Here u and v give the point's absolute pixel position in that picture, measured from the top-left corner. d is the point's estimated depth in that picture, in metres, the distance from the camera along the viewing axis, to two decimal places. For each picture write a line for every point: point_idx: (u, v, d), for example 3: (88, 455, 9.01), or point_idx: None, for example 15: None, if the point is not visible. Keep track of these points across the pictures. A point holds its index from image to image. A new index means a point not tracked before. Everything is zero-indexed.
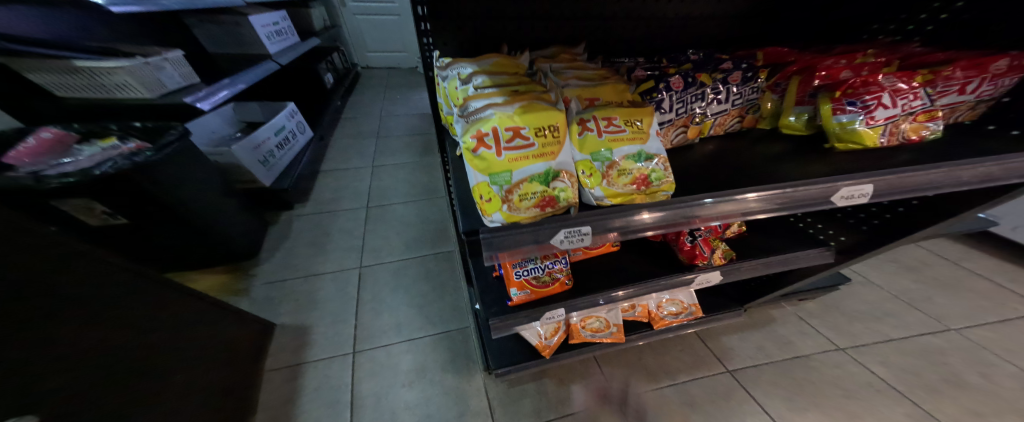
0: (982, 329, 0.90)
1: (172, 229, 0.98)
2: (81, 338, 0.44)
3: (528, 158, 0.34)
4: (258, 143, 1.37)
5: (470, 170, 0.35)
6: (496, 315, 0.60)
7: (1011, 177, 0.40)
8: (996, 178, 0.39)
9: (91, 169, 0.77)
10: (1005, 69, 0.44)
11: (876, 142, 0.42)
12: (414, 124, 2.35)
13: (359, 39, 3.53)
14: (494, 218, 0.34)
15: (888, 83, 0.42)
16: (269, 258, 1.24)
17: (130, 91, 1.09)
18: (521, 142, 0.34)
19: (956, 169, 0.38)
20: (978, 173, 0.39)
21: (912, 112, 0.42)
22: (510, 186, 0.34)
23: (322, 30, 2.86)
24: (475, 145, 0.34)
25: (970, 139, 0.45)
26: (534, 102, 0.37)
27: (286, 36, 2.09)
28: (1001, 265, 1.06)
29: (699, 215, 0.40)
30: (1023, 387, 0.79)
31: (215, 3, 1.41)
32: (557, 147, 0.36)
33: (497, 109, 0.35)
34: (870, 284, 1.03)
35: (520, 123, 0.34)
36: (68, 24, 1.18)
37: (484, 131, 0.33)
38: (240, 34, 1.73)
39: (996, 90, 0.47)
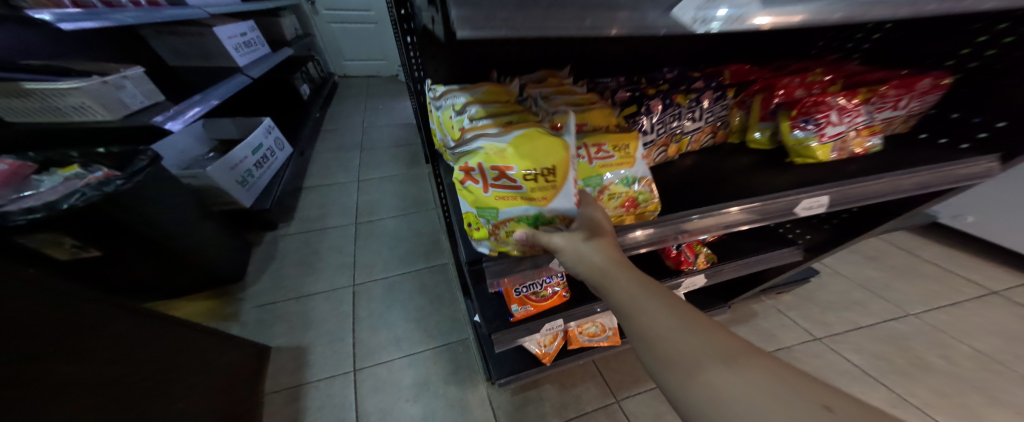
0: (937, 313, 0.99)
1: (148, 258, 0.93)
2: (70, 377, 0.42)
3: (515, 199, 0.33)
4: (235, 163, 1.33)
5: (460, 198, 0.37)
6: (498, 329, 0.63)
7: (945, 183, 0.45)
8: (933, 185, 0.44)
9: (58, 203, 0.73)
10: (930, 87, 0.50)
11: (826, 156, 0.48)
12: (398, 135, 2.33)
13: (334, 47, 3.46)
14: (483, 243, 0.39)
15: (838, 102, 0.47)
16: (256, 281, 1.20)
17: (88, 114, 1.02)
18: (508, 183, 0.33)
19: (896, 179, 0.43)
20: (918, 181, 0.44)
21: (856, 127, 0.47)
22: (498, 222, 0.35)
23: (295, 39, 2.79)
24: (462, 179, 0.34)
25: (910, 150, 0.52)
26: (532, 133, 0.34)
27: (257, 48, 2.03)
28: (949, 252, 1.18)
29: (687, 230, 0.43)
30: (978, 366, 0.87)
31: (177, 17, 1.36)
32: (552, 190, 0.33)
33: (489, 141, 0.34)
34: (837, 274, 1.11)
35: (509, 163, 0.32)
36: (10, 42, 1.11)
37: (466, 163, 0.35)
38: (204, 45, 1.67)
39: (924, 106, 0.53)
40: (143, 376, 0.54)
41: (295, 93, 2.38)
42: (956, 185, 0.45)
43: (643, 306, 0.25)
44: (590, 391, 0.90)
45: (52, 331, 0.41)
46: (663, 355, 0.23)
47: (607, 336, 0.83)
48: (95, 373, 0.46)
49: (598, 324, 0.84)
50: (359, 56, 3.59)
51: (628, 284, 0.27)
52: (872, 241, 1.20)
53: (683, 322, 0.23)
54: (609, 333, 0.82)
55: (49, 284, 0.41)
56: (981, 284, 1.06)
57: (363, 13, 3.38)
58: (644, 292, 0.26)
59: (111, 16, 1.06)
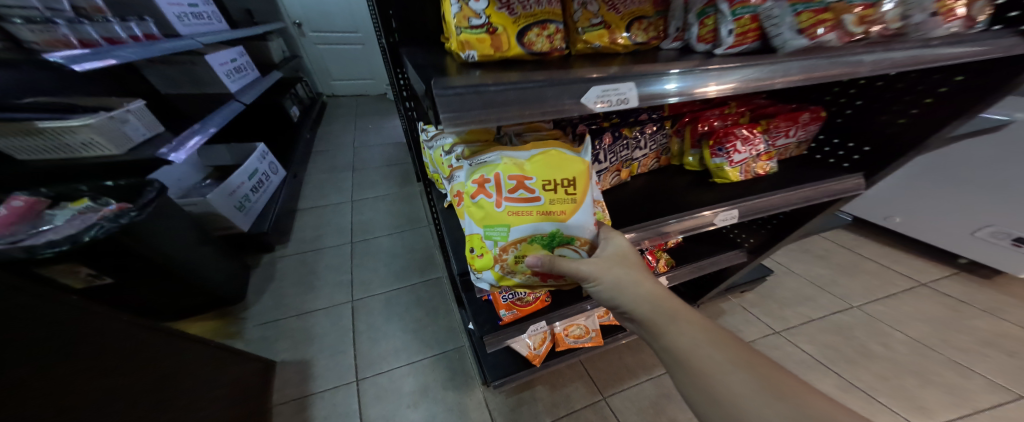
0: (877, 304, 1.12)
1: (154, 283, 0.98)
2: (103, 389, 0.48)
3: (530, 211, 0.41)
4: (233, 189, 1.39)
5: (474, 212, 0.43)
6: (489, 332, 0.72)
7: (822, 197, 0.58)
8: (813, 198, 0.58)
9: (80, 236, 0.80)
10: (810, 120, 0.63)
11: (736, 177, 0.60)
12: (389, 154, 2.43)
13: (322, 67, 3.57)
14: (487, 273, 0.44)
15: (742, 133, 0.58)
16: (257, 301, 1.26)
17: (96, 149, 1.08)
18: (526, 194, 0.41)
19: (784, 195, 0.57)
20: (800, 196, 0.58)
21: (758, 153, 0.59)
22: (508, 241, 0.42)
23: (283, 61, 2.88)
24: (477, 191, 0.41)
25: (809, 170, 0.65)
26: (553, 152, 0.43)
27: (246, 72, 2.11)
28: (884, 250, 1.34)
29: (667, 231, 0.54)
30: (913, 350, 0.99)
31: (176, 48, 1.39)
32: (567, 202, 0.41)
33: (508, 158, 0.42)
34: (791, 273, 1.24)
35: (527, 176, 0.40)
36: (37, 84, 1.20)
37: (487, 178, 0.41)
38: (195, 72, 1.73)
39: (807, 134, 0.66)
40: (163, 391, 0.60)
41: (285, 115, 2.46)
42: (831, 198, 0.58)
43: (704, 351, 0.35)
44: (578, 390, 0.98)
45: (89, 348, 0.47)
46: (711, 388, 0.33)
47: (591, 337, 0.91)
48: (122, 386, 0.52)
49: (582, 326, 0.92)
50: (348, 76, 3.72)
51: (686, 329, 0.37)
52: (821, 241, 1.35)
53: (739, 368, 0.33)
54: (593, 335, 0.90)
55: (87, 305, 0.48)
56: (911, 277, 1.21)
57: (350, 34, 3.48)
58: (704, 340, 0.36)
59: (114, 53, 1.09)
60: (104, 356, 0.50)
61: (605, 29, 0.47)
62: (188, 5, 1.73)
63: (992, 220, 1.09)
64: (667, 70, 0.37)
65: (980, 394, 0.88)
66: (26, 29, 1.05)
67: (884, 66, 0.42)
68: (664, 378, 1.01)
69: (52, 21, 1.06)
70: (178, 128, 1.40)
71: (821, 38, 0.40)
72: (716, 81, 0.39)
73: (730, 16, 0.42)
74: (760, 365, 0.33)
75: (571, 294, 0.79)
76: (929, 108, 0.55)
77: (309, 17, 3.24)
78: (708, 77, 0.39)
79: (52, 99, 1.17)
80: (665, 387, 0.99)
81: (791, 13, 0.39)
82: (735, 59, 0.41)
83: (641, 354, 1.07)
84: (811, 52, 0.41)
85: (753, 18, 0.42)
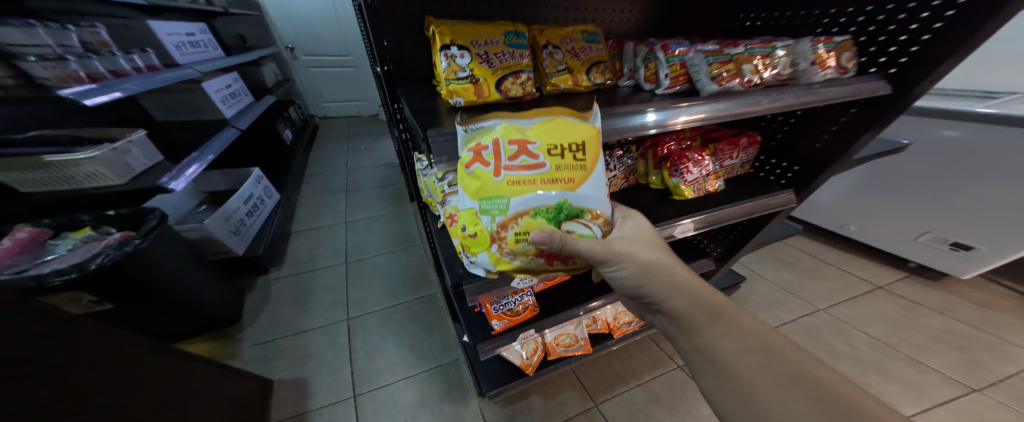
0: (841, 307, 1.21)
1: (150, 308, 1.00)
2: (106, 409, 0.51)
3: (532, 177, 0.40)
4: (229, 214, 1.43)
5: (470, 183, 0.41)
6: (482, 341, 0.78)
7: (761, 211, 0.71)
8: (752, 212, 0.70)
9: (86, 265, 0.84)
10: (748, 143, 0.76)
11: (690, 195, 0.70)
12: (382, 175, 2.50)
13: (315, 90, 3.66)
14: (483, 257, 0.43)
15: (694, 157, 0.68)
16: (253, 322, 1.28)
17: (100, 179, 1.10)
18: (528, 159, 0.40)
19: (730, 208, 0.69)
20: (743, 210, 0.69)
21: (707, 172, 0.70)
22: (509, 215, 0.40)
23: (276, 85, 2.96)
24: (473, 158, 0.40)
25: (750, 188, 0.77)
26: (554, 120, 0.43)
27: (242, 98, 2.18)
28: (843, 256, 1.48)
29: None
30: (874, 348, 1.07)
31: (176, 78, 1.46)
32: (572, 167, 0.41)
33: (505, 124, 0.41)
34: (763, 279, 1.33)
35: (529, 140, 0.40)
36: (40, 117, 1.24)
37: (484, 145, 0.40)
38: (191, 99, 1.78)
39: (747, 156, 0.78)
40: (166, 410, 0.63)
41: (278, 138, 2.52)
42: (771, 210, 0.71)
43: (749, 356, 0.39)
44: (571, 397, 1.02)
45: (92, 369, 0.50)
46: (757, 396, 0.37)
47: (581, 345, 0.97)
48: (125, 405, 0.55)
49: (571, 335, 0.98)
50: (340, 99, 3.83)
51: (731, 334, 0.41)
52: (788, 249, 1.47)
53: (791, 375, 0.37)
54: (582, 343, 0.97)
55: (96, 327, 0.51)
56: (870, 281, 1.33)
57: (342, 58, 3.59)
58: (752, 349, 0.40)
59: (121, 86, 1.14)
60: (108, 380, 0.52)
61: (568, 73, 0.59)
62: (186, 35, 1.80)
63: (932, 227, 1.26)
64: (647, 108, 0.50)
65: (936, 388, 0.96)
66: (38, 66, 1.07)
67: (778, 105, 0.54)
68: (652, 383, 1.07)
69: (65, 58, 1.10)
70: (177, 156, 1.41)
71: (728, 84, 0.53)
72: (687, 114, 0.51)
73: (664, 62, 0.56)
74: (806, 370, 0.37)
75: (558, 303, 0.86)
76: (837, 134, 0.68)
77: (303, 41, 3.33)
78: (680, 112, 0.51)
79: (55, 131, 1.20)
80: (653, 392, 1.04)
81: (704, 63, 0.54)
82: (681, 98, 0.54)
83: (630, 361, 1.13)
84: (727, 94, 0.53)
85: (682, 65, 0.56)
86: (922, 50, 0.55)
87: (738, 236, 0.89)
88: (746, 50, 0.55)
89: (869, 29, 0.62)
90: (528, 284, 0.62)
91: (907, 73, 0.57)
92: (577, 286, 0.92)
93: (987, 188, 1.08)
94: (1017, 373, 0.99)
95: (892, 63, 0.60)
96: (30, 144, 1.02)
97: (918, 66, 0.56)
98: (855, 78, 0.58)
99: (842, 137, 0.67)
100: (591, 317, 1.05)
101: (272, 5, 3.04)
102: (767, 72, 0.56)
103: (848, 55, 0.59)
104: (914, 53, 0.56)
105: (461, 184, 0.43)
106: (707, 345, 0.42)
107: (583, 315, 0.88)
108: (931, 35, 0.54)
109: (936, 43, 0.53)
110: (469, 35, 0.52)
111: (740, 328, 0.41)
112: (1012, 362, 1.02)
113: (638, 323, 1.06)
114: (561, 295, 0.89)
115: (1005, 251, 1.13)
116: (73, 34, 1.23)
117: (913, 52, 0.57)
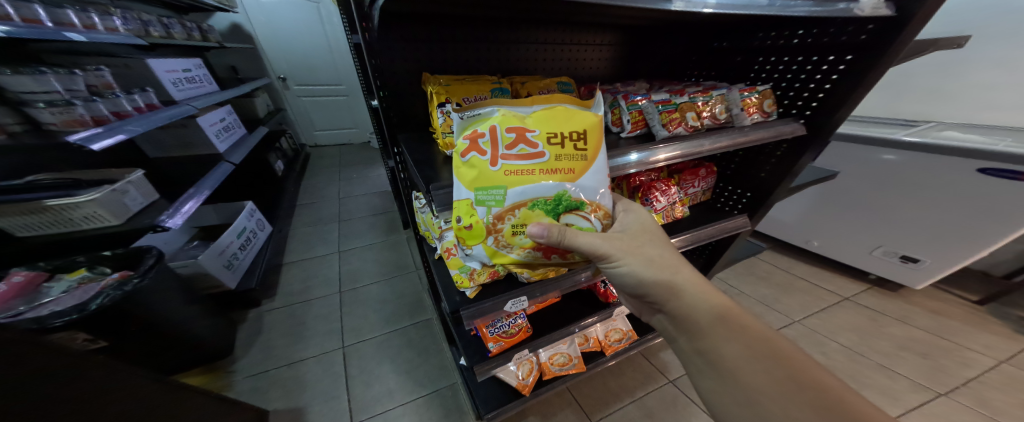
0: (814, 318, 1.34)
1: (143, 346, 1.00)
2: None
3: (529, 167, 0.48)
4: (222, 249, 1.44)
5: (466, 171, 0.48)
6: (478, 362, 0.81)
7: (724, 233, 0.87)
8: (714, 234, 0.85)
9: (87, 305, 0.86)
10: (706, 174, 0.91)
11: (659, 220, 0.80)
12: (375, 203, 2.55)
13: (306, 120, 3.75)
14: (477, 248, 0.51)
15: (661, 187, 0.80)
16: (246, 353, 1.31)
17: (97, 221, 1.12)
18: (530, 149, 0.48)
19: (696, 232, 0.83)
20: (706, 233, 0.85)
21: (672, 200, 0.81)
22: (504, 207, 0.48)
23: (267, 116, 3.03)
24: (468, 147, 0.46)
25: (709, 216, 0.91)
26: (554, 110, 0.50)
27: (234, 131, 2.23)
28: (811, 270, 1.62)
29: None
30: (846, 356, 1.18)
31: (175, 115, 1.51)
32: (573, 156, 0.49)
33: (502, 113, 0.48)
34: (741, 295, 1.45)
35: (530, 130, 0.47)
36: (68, 160, 1.32)
37: (481, 133, 0.47)
38: (186, 135, 1.81)
39: (704, 185, 0.93)
40: None
41: (269, 169, 2.56)
42: (731, 232, 0.87)
43: (745, 357, 0.45)
44: (567, 417, 1.05)
45: (99, 409, 0.52)
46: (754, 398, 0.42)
47: (574, 363, 1.01)
48: None
49: (564, 353, 1.02)
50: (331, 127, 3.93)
51: (732, 337, 0.47)
52: (763, 266, 1.63)
53: (788, 379, 0.43)
54: (575, 361, 1.00)
55: (106, 367, 0.54)
56: (837, 293, 1.48)
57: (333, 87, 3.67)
58: (750, 350, 0.45)
59: (124, 128, 1.18)
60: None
61: None
62: (183, 72, 1.83)
63: (882, 242, 1.40)
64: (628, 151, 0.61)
65: (906, 393, 1.06)
66: (46, 112, 1.10)
67: (719, 146, 0.68)
68: (645, 399, 1.11)
69: (73, 103, 1.13)
70: (172, 193, 1.42)
71: (675, 130, 0.67)
72: (666, 152, 0.64)
73: (625, 110, 0.67)
74: (803, 374, 0.43)
75: (549, 323, 0.92)
76: (778, 163, 0.86)
77: (295, 72, 3.41)
78: (660, 152, 0.64)
79: (54, 174, 1.22)
80: (646, 408, 1.09)
81: (656, 112, 0.66)
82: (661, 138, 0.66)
83: (622, 377, 1.18)
84: (681, 138, 0.67)
85: (639, 112, 0.68)
86: (825, 96, 0.75)
87: (710, 256, 1.12)
88: (688, 99, 0.70)
89: (787, 76, 0.81)
90: (520, 307, 0.68)
91: (818, 114, 0.76)
92: (567, 306, 0.98)
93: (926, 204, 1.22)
94: (976, 376, 1.11)
95: (807, 106, 0.79)
96: (28, 190, 1.03)
97: (825, 109, 0.75)
98: (777, 120, 0.76)
99: (780, 166, 0.85)
100: (583, 336, 1.09)
101: (265, 38, 3.14)
102: (706, 119, 0.71)
103: (769, 102, 0.76)
104: (821, 98, 0.75)
105: (457, 173, 0.49)
106: (710, 348, 0.48)
107: (578, 332, 0.95)
108: (831, 85, 0.73)
109: (835, 94, 0.72)
110: (461, 93, 0.63)
111: (742, 332, 0.47)
112: (969, 366, 1.15)
113: (627, 340, 1.09)
114: (552, 315, 0.94)
115: (944, 262, 1.27)
116: (80, 79, 1.26)
117: (820, 98, 0.76)
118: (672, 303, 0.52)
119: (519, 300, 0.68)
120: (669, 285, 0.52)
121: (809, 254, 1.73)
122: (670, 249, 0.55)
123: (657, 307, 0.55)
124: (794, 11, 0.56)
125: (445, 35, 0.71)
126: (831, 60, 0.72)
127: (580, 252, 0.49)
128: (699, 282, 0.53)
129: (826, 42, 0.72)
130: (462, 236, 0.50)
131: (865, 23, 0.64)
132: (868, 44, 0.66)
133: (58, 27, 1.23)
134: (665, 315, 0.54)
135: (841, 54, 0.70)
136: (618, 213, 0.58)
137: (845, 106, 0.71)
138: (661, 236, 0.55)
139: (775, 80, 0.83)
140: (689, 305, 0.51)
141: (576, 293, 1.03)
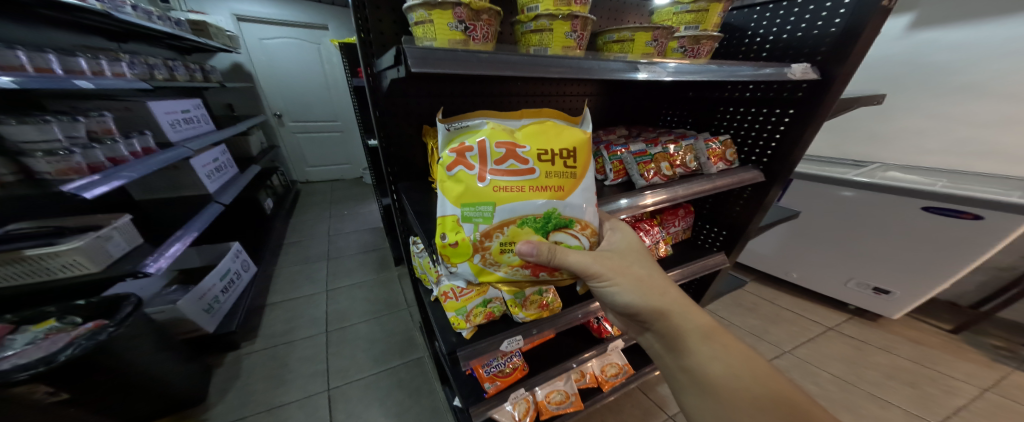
0: (803, 347, 1.37)
1: (109, 398, 0.94)
2: None
3: (517, 181, 0.47)
4: (204, 292, 1.38)
5: (451, 185, 0.48)
6: (474, 403, 0.79)
7: (704, 270, 0.95)
8: (694, 272, 0.93)
9: (55, 357, 0.81)
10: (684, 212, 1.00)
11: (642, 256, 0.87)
12: (366, 240, 2.54)
13: (300, 157, 3.84)
14: (461, 266, 0.50)
15: (644, 227, 0.88)
16: (220, 400, 1.23)
17: (75, 269, 1.07)
18: (523, 165, 0.48)
19: (678, 269, 0.90)
20: (687, 272, 0.92)
21: (655, 240, 0.89)
22: (490, 226, 0.48)
23: (260, 153, 3.07)
24: (455, 160, 0.47)
25: (688, 252, 0.99)
26: (543, 126, 0.51)
27: (226, 170, 2.26)
28: (792, 300, 1.68)
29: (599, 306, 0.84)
30: (837, 386, 1.20)
31: (169, 158, 1.53)
32: (560, 171, 0.49)
33: (491, 127, 0.49)
34: (731, 326, 1.48)
35: (518, 147, 0.48)
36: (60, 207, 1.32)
37: (470, 148, 0.47)
38: (180, 176, 1.83)
39: (683, 225, 1.02)
40: None
41: (258, 206, 2.56)
42: (710, 269, 0.95)
43: (729, 376, 0.48)
44: None
45: None
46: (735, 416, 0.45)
47: (571, 401, 0.98)
48: None
49: (562, 391, 0.99)
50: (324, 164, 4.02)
51: (717, 358, 0.49)
52: (749, 297, 1.67)
53: (763, 396, 0.46)
54: (572, 399, 0.98)
55: None
56: (821, 323, 1.52)
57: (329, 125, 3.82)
58: (732, 371, 0.48)
59: (120, 174, 1.19)
60: None
61: None
62: (181, 113, 1.88)
63: (855, 274, 1.48)
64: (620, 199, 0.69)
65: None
66: (43, 161, 1.09)
67: (691, 192, 0.77)
68: None
69: (71, 152, 1.12)
70: (158, 236, 1.38)
71: (652, 180, 0.74)
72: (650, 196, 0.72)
73: (607, 160, 0.76)
74: (783, 394, 0.46)
75: (546, 359, 0.91)
76: (746, 206, 0.94)
77: (291, 109, 3.55)
78: (644, 197, 0.71)
79: (37, 222, 1.19)
80: None
81: (635, 162, 0.74)
82: (648, 186, 0.74)
83: (622, 414, 1.15)
84: (660, 186, 0.75)
85: (620, 162, 0.76)
86: (777, 147, 0.86)
87: (697, 288, 1.20)
88: (662, 150, 0.78)
89: (743, 126, 0.93)
90: (516, 346, 0.71)
91: (773, 162, 0.87)
92: (561, 342, 0.98)
93: (886, 235, 1.32)
94: (964, 405, 1.13)
95: (762, 154, 0.90)
96: (11, 241, 1.01)
97: (778, 158, 0.86)
98: (738, 168, 0.87)
99: (750, 204, 0.93)
100: (580, 371, 1.07)
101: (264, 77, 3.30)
102: (677, 168, 0.79)
103: (730, 151, 0.86)
104: (773, 147, 0.87)
105: (442, 188, 0.48)
106: (693, 365, 0.50)
107: (576, 367, 0.95)
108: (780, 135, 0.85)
109: (784, 144, 0.84)
110: None
111: (726, 354, 0.49)
112: (957, 394, 1.17)
113: (624, 375, 1.08)
114: (547, 351, 0.95)
115: (914, 293, 1.34)
116: (83, 126, 1.26)
117: (773, 146, 0.87)
118: (660, 322, 0.53)
119: (514, 339, 0.70)
120: (658, 305, 0.53)
121: (790, 284, 1.79)
122: (657, 269, 0.57)
123: (645, 325, 0.56)
124: (740, 75, 0.67)
125: (442, 91, 0.78)
126: (777, 112, 0.85)
127: (569, 269, 0.50)
128: (685, 302, 0.54)
129: (771, 96, 0.85)
130: (447, 254, 0.49)
131: (800, 83, 0.78)
132: (804, 99, 0.78)
133: (68, 74, 1.29)
134: (653, 334, 0.55)
135: (785, 108, 0.83)
136: (605, 231, 0.59)
137: (793, 154, 0.83)
138: (646, 253, 0.57)
139: (733, 129, 0.95)
140: (677, 323, 0.52)
141: (570, 328, 1.04)
